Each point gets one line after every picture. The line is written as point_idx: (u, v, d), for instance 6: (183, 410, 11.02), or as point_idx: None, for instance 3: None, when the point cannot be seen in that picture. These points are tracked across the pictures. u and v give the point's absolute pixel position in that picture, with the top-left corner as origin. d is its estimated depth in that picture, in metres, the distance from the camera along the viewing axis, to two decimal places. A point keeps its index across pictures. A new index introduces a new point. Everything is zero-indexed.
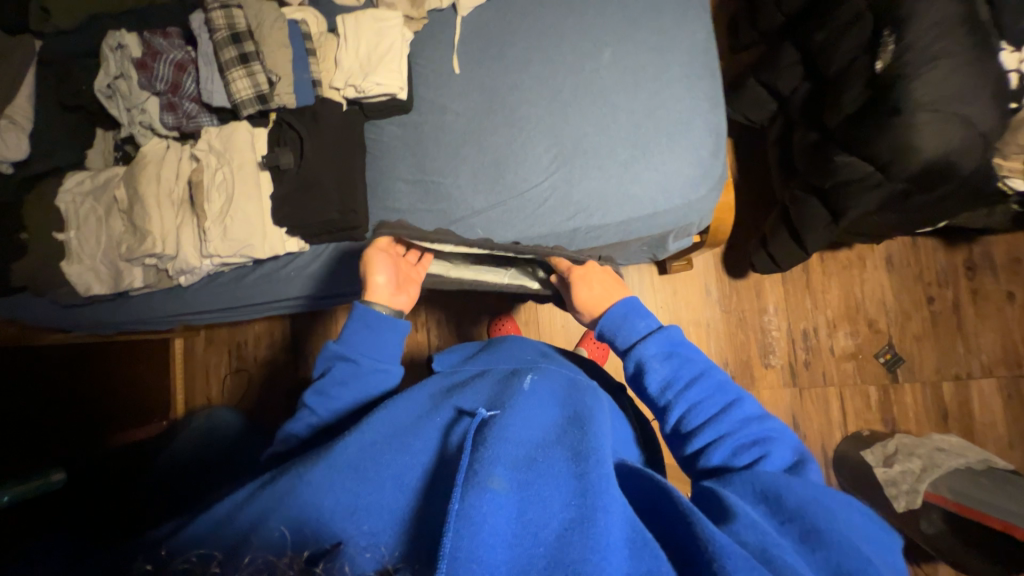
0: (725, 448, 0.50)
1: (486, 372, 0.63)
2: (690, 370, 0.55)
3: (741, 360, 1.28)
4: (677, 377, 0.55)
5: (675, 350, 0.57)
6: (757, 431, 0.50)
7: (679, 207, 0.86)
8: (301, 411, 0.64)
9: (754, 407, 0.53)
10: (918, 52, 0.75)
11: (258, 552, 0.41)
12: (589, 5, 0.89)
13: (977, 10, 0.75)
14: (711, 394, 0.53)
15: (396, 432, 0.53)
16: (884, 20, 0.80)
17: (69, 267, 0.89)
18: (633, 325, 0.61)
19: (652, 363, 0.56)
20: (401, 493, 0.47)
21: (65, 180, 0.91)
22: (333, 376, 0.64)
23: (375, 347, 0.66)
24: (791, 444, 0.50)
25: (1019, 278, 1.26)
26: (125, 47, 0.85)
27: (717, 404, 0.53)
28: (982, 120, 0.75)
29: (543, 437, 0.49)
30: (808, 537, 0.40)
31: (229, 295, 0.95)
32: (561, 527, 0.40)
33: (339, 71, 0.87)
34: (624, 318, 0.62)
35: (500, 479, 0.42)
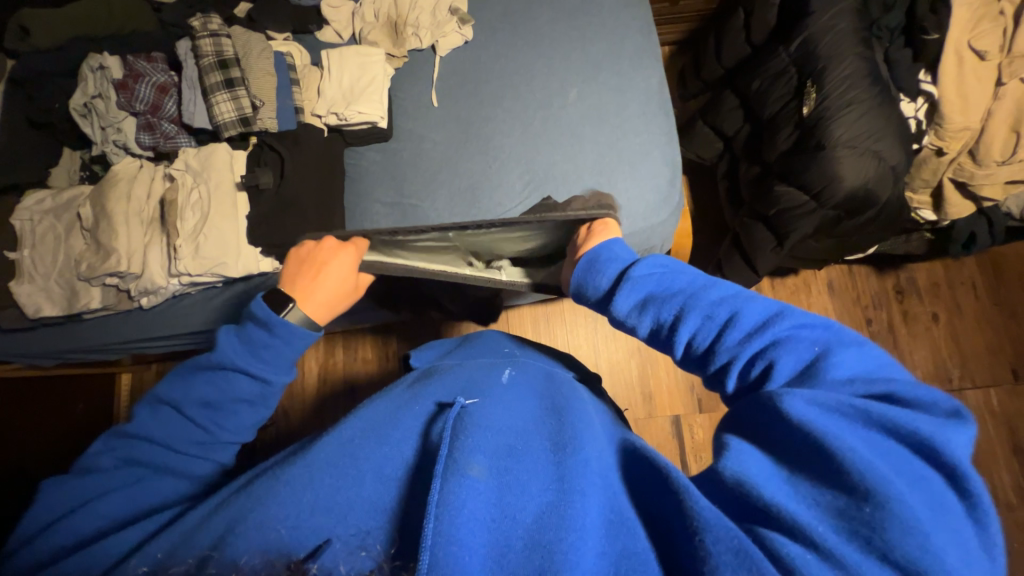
0: (730, 373, 0.48)
1: (458, 368, 0.64)
2: (668, 307, 0.54)
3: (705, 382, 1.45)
4: (667, 313, 0.54)
5: (650, 292, 0.56)
6: (757, 346, 0.47)
7: (642, 230, 0.93)
8: (159, 410, 0.56)
9: (751, 318, 0.49)
10: (835, 99, 0.88)
11: (249, 550, 0.39)
12: (555, 50, 0.99)
13: (877, 67, 0.90)
14: (703, 319, 0.51)
15: (374, 424, 0.52)
16: (804, 73, 0.94)
17: (19, 287, 0.84)
18: (602, 270, 0.61)
19: (631, 315, 0.56)
20: (382, 484, 0.45)
21: (24, 198, 0.88)
22: (214, 379, 0.57)
23: (275, 362, 0.60)
24: (806, 342, 0.45)
25: (940, 301, 1.41)
26: (106, 69, 0.86)
27: (709, 333, 0.50)
28: (891, 156, 0.88)
29: (521, 428, 0.51)
30: (816, 471, 0.38)
31: (193, 317, 0.91)
32: (539, 510, 0.42)
33: (322, 100, 0.92)
34: (593, 264, 0.62)
35: (480, 466, 0.42)
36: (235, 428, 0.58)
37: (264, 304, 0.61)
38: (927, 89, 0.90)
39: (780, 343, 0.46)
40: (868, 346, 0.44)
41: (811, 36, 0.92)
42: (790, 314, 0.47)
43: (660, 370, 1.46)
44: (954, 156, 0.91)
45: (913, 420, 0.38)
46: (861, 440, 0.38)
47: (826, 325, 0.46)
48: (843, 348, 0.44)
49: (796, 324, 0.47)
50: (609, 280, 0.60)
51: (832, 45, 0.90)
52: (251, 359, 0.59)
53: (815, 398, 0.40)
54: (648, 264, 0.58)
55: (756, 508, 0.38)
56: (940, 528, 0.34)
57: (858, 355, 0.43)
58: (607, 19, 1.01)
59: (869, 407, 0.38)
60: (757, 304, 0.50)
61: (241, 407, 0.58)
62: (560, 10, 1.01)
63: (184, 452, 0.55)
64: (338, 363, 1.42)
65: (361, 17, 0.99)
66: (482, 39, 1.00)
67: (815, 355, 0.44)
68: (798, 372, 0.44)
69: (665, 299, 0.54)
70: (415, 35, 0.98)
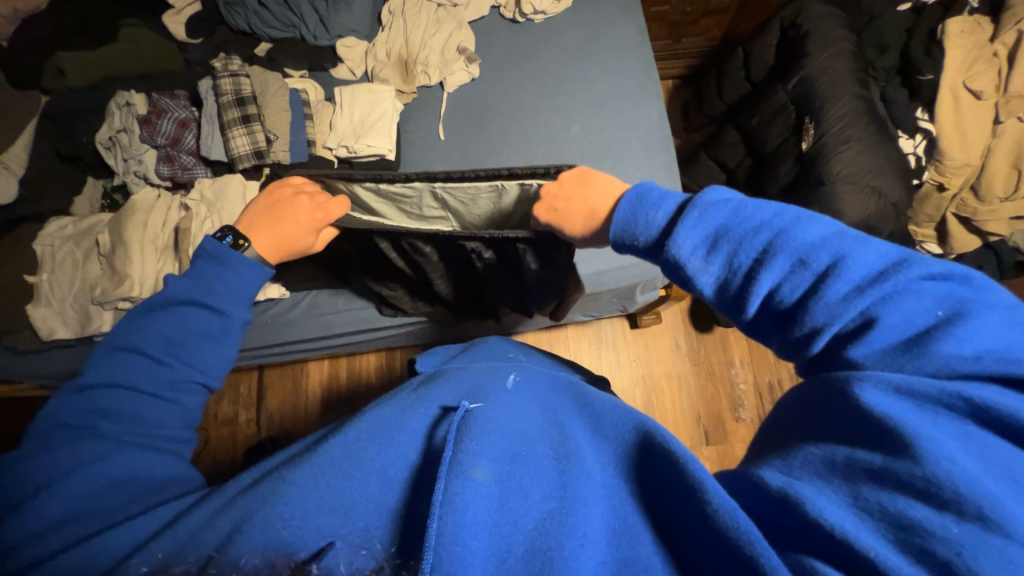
0: (818, 344, 0.39)
1: (463, 371, 0.64)
2: (746, 251, 0.43)
3: (712, 413, 1.43)
4: (745, 254, 0.43)
5: (719, 228, 0.46)
6: (863, 304, 0.37)
7: (643, 263, 0.96)
8: (121, 354, 0.54)
9: (862, 266, 0.38)
10: (833, 136, 0.90)
11: (249, 551, 0.39)
12: (559, 88, 1.03)
13: (874, 106, 0.91)
14: (797, 267, 0.41)
15: (378, 425, 0.52)
16: (802, 110, 0.95)
17: (36, 310, 0.87)
18: (653, 213, 0.51)
19: (693, 256, 0.46)
20: (387, 486, 0.46)
21: (47, 225, 0.92)
22: (171, 315, 0.56)
23: (233, 293, 0.60)
24: (925, 302, 0.36)
25: None
26: (132, 105, 0.91)
27: (799, 284, 0.40)
28: (892, 192, 0.88)
29: (526, 433, 0.51)
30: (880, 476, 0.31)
31: None
32: (539, 517, 0.43)
33: (333, 134, 0.96)
34: (637, 208, 0.52)
35: (485, 470, 0.43)
36: (203, 365, 0.57)
37: (216, 240, 0.62)
38: (925, 126, 0.91)
39: (890, 300, 0.36)
40: (1017, 311, 0.34)
41: (808, 75, 0.95)
42: (919, 261, 0.37)
43: (665, 400, 1.45)
44: (956, 191, 0.92)
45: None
46: (962, 439, 0.31)
47: (960, 278, 0.36)
48: (980, 310, 0.34)
49: (922, 275, 0.36)
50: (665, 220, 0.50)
51: (829, 84, 0.92)
52: (207, 290, 0.59)
53: (909, 387, 0.33)
54: (714, 199, 0.47)
55: (798, 523, 0.33)
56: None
57: (1004, 322, 0.34)
58: (608, 58, 1.04)
59: (987, 398, 0.31)
60: (870, 247, 0.39)
61: (201, 337, 0.57)
62: (565, 49, 1.05)
63: (148, 391, 0.53)
64: (342, 380, 1.45)
65: (373, 56, 1.04)
66: (489, 76, 1.04)
67: (943, 322, 0.35)
68: (917, 337, 0.35)
69: (744, 236, 0.44)
70: (424, 72, 1.02)
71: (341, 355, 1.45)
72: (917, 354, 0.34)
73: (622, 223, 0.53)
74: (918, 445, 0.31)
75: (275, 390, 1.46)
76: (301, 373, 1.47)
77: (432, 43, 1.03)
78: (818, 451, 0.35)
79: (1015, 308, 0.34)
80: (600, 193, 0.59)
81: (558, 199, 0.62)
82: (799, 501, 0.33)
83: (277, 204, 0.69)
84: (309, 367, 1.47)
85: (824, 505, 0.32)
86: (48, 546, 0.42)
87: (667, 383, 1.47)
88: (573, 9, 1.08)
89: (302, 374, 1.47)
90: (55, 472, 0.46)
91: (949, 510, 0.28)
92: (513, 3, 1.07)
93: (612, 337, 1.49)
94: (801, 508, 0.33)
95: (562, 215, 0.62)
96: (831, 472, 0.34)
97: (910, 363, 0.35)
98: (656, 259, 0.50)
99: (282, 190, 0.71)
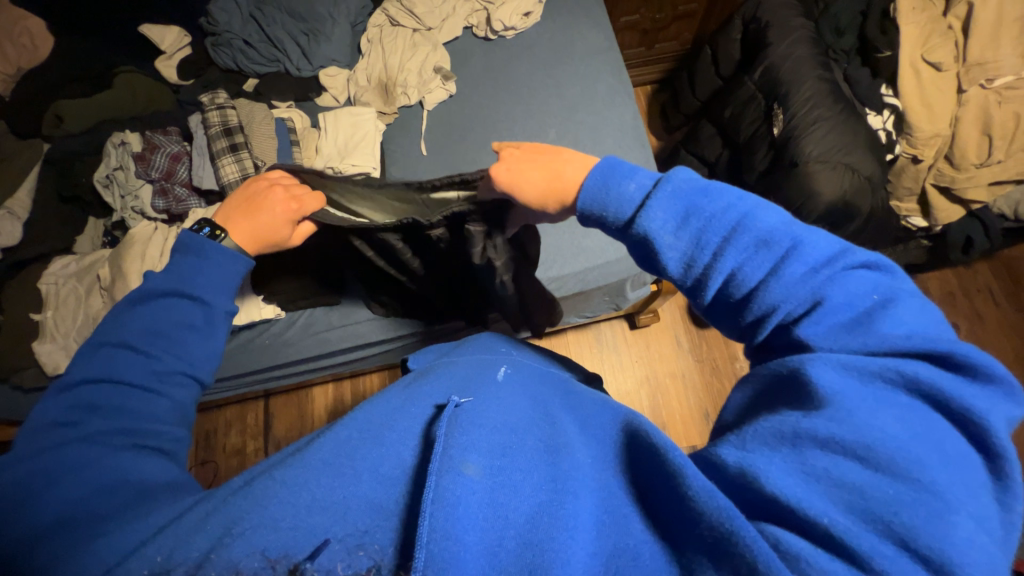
0: (768, 323, 0.42)
1: (451, 370, 0.65)
2: (713, 232, 0.44)
3: (720, 409, 1.41)
4: (710, 236, 0.45)
5: (689, 208, 0.46)
6: (813, 285, 0.40)
7: (629, 256, 0.98)
8: (107, 350, 0.56)
9: (816, 249, 0.41)
10: (802, 118, 0.92)
11: (247, 551, 0.41)
12: (534, 97, 1.07)
13: (840, 87, 0.94)
14: (758, 249, 0.43)
15: (370, 426, 0.52)
16: (771, 97, 0.98)
17: (41, 346, 0.90)
18: (622, 190, 0.49)
19: (662, 235, 0.46)
20: (379, 485, 0.45)
21: (51, 264, 0.96)
22: (154, 308, 0.59)
23: (215, 287, 0.63)
24: (865, 287, 0.39)
25: (958, 309, 1.38)
26: (127, 144, 0.97)
27: (760, 265, 0.42)
28: (866, 167, 0.89)
29: (516, 425, 0.50)
30: (828, 445, 0.34)
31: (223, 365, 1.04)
32: (531, 510, 0.42)
33: (319, 157, 1.00)
34: (605, 185, 0.50)
35: (474, 466, 0.42)
36: (187, 356, 0.59)
37: (193, 231, 0.65)
38: (891, 102, 0.93)
39: (835, 281, 0.39)
40: (928, 302, 0.40)
41: (771, 63, 0.98)
42: (857, 252, 0.41)
43: (671, 399, 1.43)
44: (932, 162, 0.93)
45: (962, 388, 0.34)
46: (889, 410, 0.34)
47: (886, 270, 0.41)
48: (904, 298, 0.39)
49: (859, 264, 0.40)
50: (637, 193, 0.48)
51: (793, 70, 0.95)
52: (190, 283, 0.62)
53: (854, 365, 0.36)
54: (683, 178, 0.48)
55: (760, 496, 0.34)
56: (970, 507, 0.31)
57: (918, 309, 0.38)
58: (578, 65, 1.08)
59: (919, 373, 0.34)
60: (819, 236, 0.42)
61: (185, 328, 0.59)
62: (536, 61, 1.10)
63: (136, 384, 0.55)
64: (346, 402, 1.46)
65: (355, 82, 1.09)
66: (465, 92, 1.09)
67: (879, 304, 0.38)
68: (857, 316, 0.38)
69: (712, 217, 0.45)
70: (404, 93, 1.07)
71: (344, 377, 1.47)
72: (860, 331, 0.38)
73: (592, 192, 0.50)
74: (852, 418, 0.34)
75: (281, 417, 1.47)
76: (305, 398, 1.48)
77: (409, 65, 1.08)
78: (774, 420, 0.37)
79: (925, 299, 0.40)
80: (566, 161, 0.55)
81: (521, 165, 0.57)
82: (756, 476, 0.34)
83: (252, 199, 0.72)
84: (313, 391, 1.48)
85: (777, 476, 0.34)
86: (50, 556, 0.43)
87: (672, 381, 1.46)
88: (543, 23, 1.13)
89: (306, 400, 1.48)
90: (53, 474, 0.47)
91: (886, 473, 0.32)
92: (484, 22, 1.12)
93: (612, 339, 1.49)
94: (757, 482, 0.34)
95: (512, 178, 0.57)
96: (789, 441, 0.35)
97: (853, 339, 0.38)
98: (621, 234, 0.49)
99: (262, 183, 0.74)
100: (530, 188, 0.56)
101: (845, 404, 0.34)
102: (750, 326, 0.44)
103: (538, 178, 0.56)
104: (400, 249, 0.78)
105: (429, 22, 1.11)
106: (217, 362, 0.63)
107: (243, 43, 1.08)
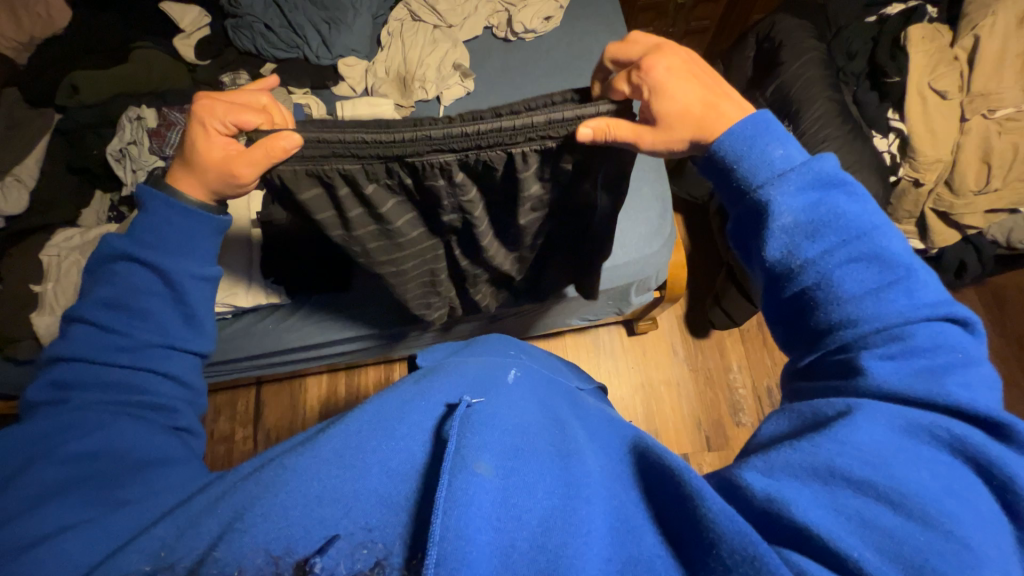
0: (842, 331, 0.44)
1: (465, 366, 0.64)
2: (833, 233, 0.45)
3: (712, 418, 1.43)
4: (827, 234, 0.45)
5: (818, 199, 0.46)
6: (908, 317, 0.42)
7: (636, 260, 0.99)
8: (75, 326, 0.56)
9: (919, 290, 0.43)
10: (811, 137, 0.95)
11: (250, 547, 0.40)
12: None
13: (848, 109, 0.97)
14: (866, 262, 0.44)
15: (380, 418, 0.51)
16: (781, 114, 1.01)
17: (39, 318, 0.89)
18: (767, 150, 0.49)
19: (783, 210, 0.47)
20: (390, 480, 0.45)
21: (55, 236, 0.94)
22: (111, 277, 0.57)
23: (193, 252, 0.60)
24: (947, 337, 0.42)
25: None
26: (143, 119, 0.96)
27: (863, 279, 0.44)
28: (869, 187, 0.92)
29: (528, 426, 0.51)
30: (862, 486, 0.37)
31: (218, 350, 1.03)
32: (545, 513, 0.43)
33: None
34: (753, 139, 0.50)
35: (487, 465, 0.43)
36: (155, 328, 0.57)
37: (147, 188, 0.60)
38: (896, 126, 0.97)
39: (926, 324, 0.42)
40: (984, 367, 0.43)
41: (783, 82, 1.01)
42: (951, 307, 0.44)
43: (665, 407, 1.45)
44: (932, 187, 0.95)
45: (993, 443, 0.38)
46: (927, 465, 0.38)
47: (967, 330, 0.44)
48: (974, 361, 0.43)
49: (948, 317, 0.43)
50: (780, 161, 0.48)
51: (804, 89, 0.98)
52: (149, 249, 0.58)
53: (899, 421, 0.39)
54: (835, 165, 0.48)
55: (780, 518, 0.37)
56: (998, 567, 0.34)
57: (980, 372, 0.42)
58: (595, 71, 1.10)
59: (971, 435, 0.38)
60: (928, 279, 0.45)
61: (149, 296, 0.58)
62: (553, 64, 1.11)
63: (113, 362, 0.54)
64: (340, 393, 1.45)
65: (373, 74, 1.09)
66: (483, 91, 1.10)
67: (951, 364, 0.41)
68: (936, 362, 0.41)
69: (838, 219, 0.46)
70: (422, 87, 1.07)
71: (340, 368, 1.46)
72: (936, 376, 0.41)
73: (732, 142, 0.50)
74: (891, 468, 0.37)
75: (273, 405, 1.45)
76: (299, 388, 1.46)
77: (429, 61, 1.08)
78: (799, 452, 0.40)
79: (986, 365, 0.44)
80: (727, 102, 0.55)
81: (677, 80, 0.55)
82: (784, 506, 0.37)
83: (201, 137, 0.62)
84: (307, 381, 1.47)
85: (804, 504, 0.37)
86: (60, 521, 0.42)
87: (666, 389, 1.47)
88: (562, 28, 1.14)
89: (300, 389, 1.46)
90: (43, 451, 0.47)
91: (901, 512, 0.36)
92: (505, 23, 1.14)
93: (609, 344, 1.50)
94: (787, 512, 0.37)
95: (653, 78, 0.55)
96: (819, 478, 0.38)
97: (923, 382, 0.40)
98: (738, 198, 0.50)
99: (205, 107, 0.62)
100: (667, 96, 0.54)
101: (879, 452, 0.38)
102: (816, 332, 0.46)
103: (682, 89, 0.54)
104: (376, 198, 0.66)
105: (450, 20, 1.13)
106: (198, 330, 0.61)
107: (263, 28, 1.08)
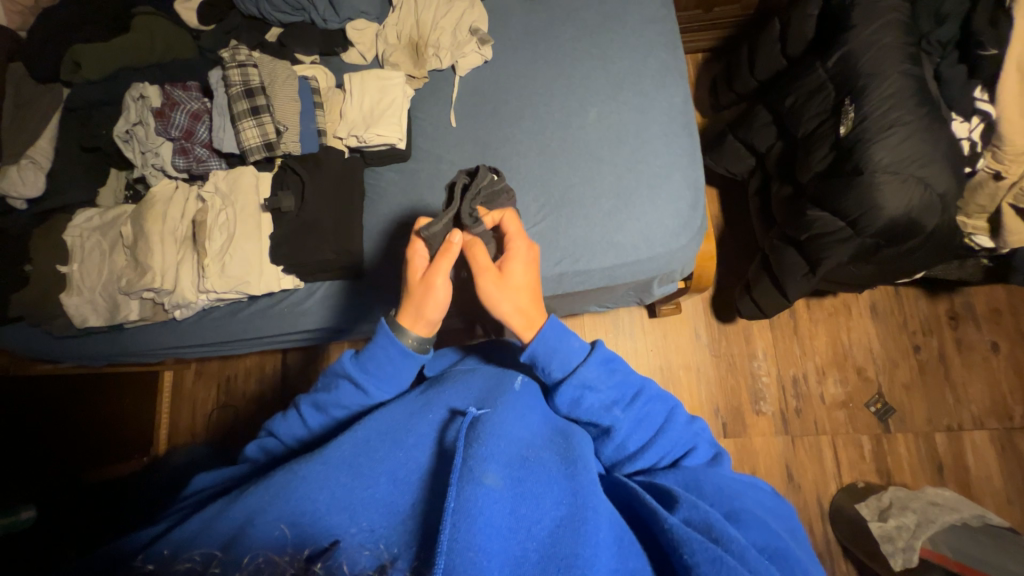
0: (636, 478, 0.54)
1: (473, 371, 0.63)
2: (616, 404, 0.55)
3: (731, 406, 1.32)
4: (619, 394, 0.56)
5: (596, 381, 0.55)
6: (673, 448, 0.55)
7: (661, 254, 0.91)
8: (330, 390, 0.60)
9: (677, 432, 0.56)
10: (876, 120, 0.82)
11: (252, 552, 0.38)
12: (577, 70, 0.97)
13: (927, 85, 0.83)
14: (652, 406, 0.56)
15: (388, 431, 0.52)
16: (842, 90, 0.88)
17: (69, 299, 0.92)
18: (566, 347, 0.55)
19: (591, 389, 0.55)
20: (397, 489, 0.45)
21: (75, 216, 0.95)
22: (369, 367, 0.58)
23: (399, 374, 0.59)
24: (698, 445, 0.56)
25: (1001, 328, 1.31)
26: (146, 98, 0.93)
27: (642, 439, 0.55)
28: (939, 182, 0.81)
29: (535, 441, 0.49)
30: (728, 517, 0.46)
31: (222, 329, 0.97)
32: (553, 525, 0.42)
33: (343, 122, 0.95)
34: (556, 343, 0.56)
35: (495, 476, 0.42)
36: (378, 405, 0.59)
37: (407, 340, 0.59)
38: (982, 107, 0.85)
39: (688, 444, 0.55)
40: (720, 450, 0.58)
41: (850, 51, 0.86)
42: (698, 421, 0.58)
43: (683, 390, 1.34)
44: (1017, 180, 0.83)
45: (753, 491, 0.52)
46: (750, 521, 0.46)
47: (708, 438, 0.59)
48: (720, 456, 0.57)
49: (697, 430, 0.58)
50: (578, 350, 0.56)
51: (875, 61, 0.84)
52: (372, 380, 0.58)
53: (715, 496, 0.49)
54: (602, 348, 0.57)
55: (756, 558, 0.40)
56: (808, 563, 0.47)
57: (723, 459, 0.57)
58: (630, 34, 0.98)
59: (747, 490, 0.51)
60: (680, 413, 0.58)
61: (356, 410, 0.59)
62: (583, 27, 0.99)
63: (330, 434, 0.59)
64: None
65: (383, 39, 1.01)
66: (502, 58, 1.00)
67: (701, 456, 0.56)
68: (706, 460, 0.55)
69: (621, 398, 0.56)
70: (436, 56, 0.99)
71: None
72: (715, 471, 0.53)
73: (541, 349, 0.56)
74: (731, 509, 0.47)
75: None
76: None
77: (443, 24, 0.98)
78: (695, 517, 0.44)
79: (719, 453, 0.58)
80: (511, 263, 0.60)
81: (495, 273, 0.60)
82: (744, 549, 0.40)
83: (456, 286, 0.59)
84: None
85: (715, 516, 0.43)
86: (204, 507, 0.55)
87: (684, 373, 1.36)
88: None
89: None
90: (230, 484, 0.58)
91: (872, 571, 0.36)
92: None
93: (629, 323, 1.38)
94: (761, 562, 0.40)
95: (511, 256, 0.60)
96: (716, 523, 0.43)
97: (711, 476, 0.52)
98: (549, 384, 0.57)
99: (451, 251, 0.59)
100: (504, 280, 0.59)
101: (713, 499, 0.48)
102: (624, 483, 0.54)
103: (510, 280, 0.58)
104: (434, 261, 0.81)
105: None
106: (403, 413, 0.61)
107: None
